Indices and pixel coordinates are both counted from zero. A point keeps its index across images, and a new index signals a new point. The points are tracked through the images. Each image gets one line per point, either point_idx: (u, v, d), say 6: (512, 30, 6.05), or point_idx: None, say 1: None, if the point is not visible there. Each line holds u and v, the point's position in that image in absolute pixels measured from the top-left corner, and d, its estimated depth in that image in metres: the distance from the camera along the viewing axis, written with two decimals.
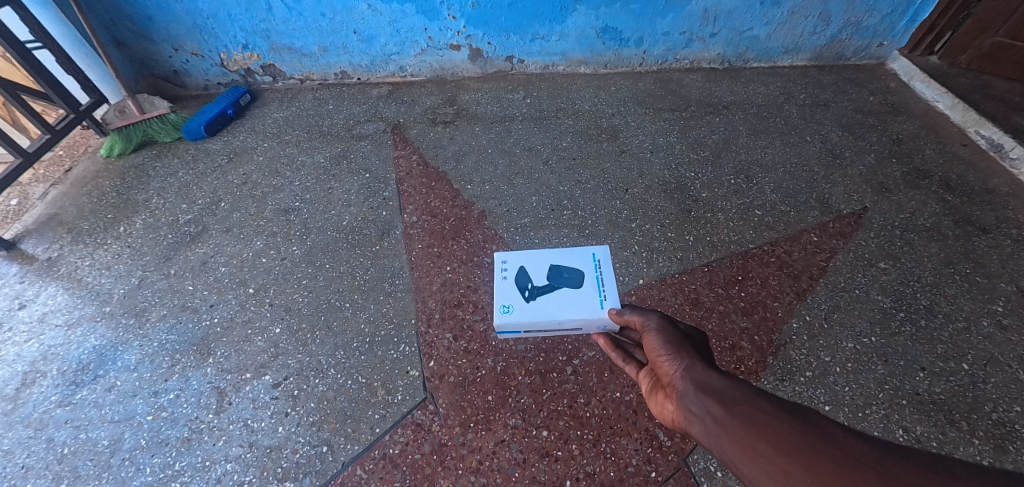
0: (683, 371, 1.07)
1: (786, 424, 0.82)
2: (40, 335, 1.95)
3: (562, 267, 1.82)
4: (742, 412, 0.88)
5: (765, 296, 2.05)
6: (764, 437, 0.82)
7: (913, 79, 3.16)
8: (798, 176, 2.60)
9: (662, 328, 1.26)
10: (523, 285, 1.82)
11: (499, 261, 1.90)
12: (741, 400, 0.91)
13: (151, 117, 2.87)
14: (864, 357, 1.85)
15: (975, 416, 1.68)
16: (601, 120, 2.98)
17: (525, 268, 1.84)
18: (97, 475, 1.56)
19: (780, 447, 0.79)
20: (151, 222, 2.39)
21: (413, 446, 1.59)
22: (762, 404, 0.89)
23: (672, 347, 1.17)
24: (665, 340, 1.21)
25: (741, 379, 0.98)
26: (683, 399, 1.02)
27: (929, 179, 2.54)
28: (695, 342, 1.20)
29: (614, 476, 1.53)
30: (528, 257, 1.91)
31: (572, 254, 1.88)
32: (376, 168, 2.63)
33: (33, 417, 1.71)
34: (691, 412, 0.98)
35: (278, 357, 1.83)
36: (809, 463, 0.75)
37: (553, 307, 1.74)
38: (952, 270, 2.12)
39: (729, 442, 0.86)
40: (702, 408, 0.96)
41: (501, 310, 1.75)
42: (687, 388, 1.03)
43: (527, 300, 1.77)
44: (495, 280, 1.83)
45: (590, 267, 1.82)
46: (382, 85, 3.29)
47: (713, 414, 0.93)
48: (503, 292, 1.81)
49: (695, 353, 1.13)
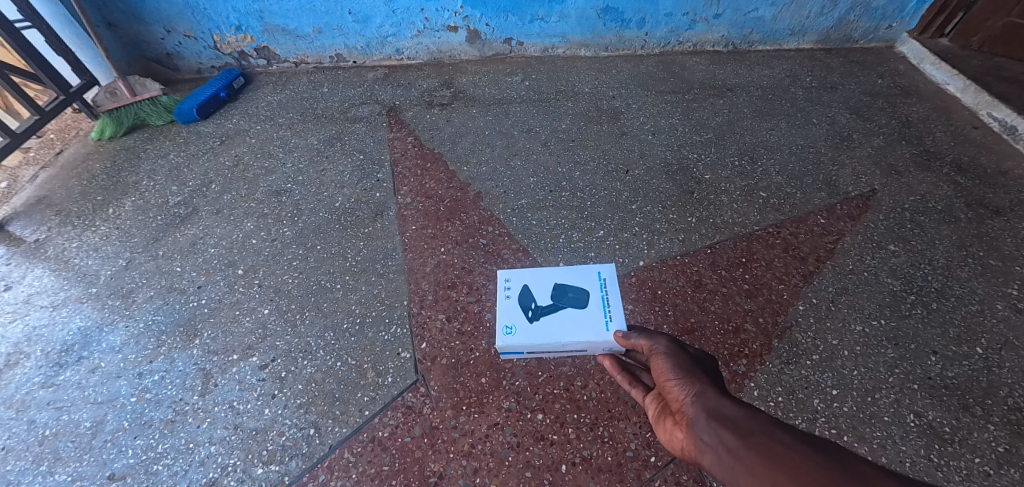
0: (693, 396, 0.96)
1: (813, 460, 0.70)
2: (24, 316, 1.90)
3: (567, 286, 1.71)
4: (761, 445, 0.76)
5: (770, 278, 1.98)
6: (786, 474, 0.70)
7: (923, 62, 3.06)
8: (804, 157, 2.52)
9: (671, 350, 1.14)
10: (526, 304, 1.69)
11: (501, 279, 1.78)
12: (761, 432, 0.79)
13: (143, 99, 2.79)
14: (873, 341, 1.78)
15: (990, 402, 1.60)
16: (601, 102, 2.90)
17: (529, 286, 1.72)
18: (78, 457, 1.52)
19: (804, 484, 0.67)
20: (140, 204, 2.34)
21: (402, 429, 1.54)
22: (785, 438, 0.77)
23: (682, 369, 1.06)
24: (674, 362, 1.09)
25: (759, 409, 0.86)
26: (693, 427, 0.90)
27: (941, 160, 2.45)
28: (708, 366, 1.08)
29: (612, 460, 1.46)
30: (530, 275, 1.79)
31: (577, 273, 1.77)
32: (370, 150, 2.57)
33: (15, 398, 1.67)
34: (702, 442, 0.87)
35: (266, 338, 1.79)
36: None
37: (557, 328, 1.61)
38: (965, 253, 2.04)
39: (746, 479, 0.74)
40: (715, 438, 0.84)
41: (504, 331, 1.61)
42: (698, 415, 0.91)
43: (530, 320, 1.64)
44: (497, 300, 1.70)
45: (596, 286, 1.71)
46: (378, 68, 3.22)
47: (727, 445, 0.81)
48: (505, 312, 1.68)
49: (708, 378, 1.01)
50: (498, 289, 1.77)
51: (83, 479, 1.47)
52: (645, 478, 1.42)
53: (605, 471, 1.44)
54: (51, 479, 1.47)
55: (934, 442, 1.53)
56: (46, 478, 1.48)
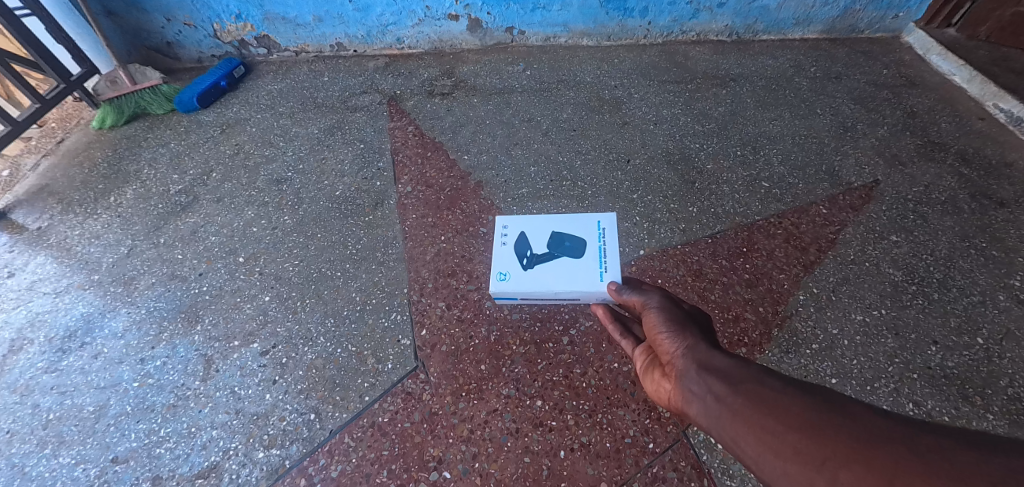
0: (684, 350, 1.00)
1: (798, 400, 0.75)
2: (28, 302, 1.91)
3: (565, 236, 1.73)
4: (748, 390, 0.81)
5: (771, 268, 1.97)
6: (772, 415, 0.75)
7: (929, 52, 3.02)
8: (807, 148, 2.50)
9: (664, 307, 1.18)
10: (523, 252, 1.75)
11: (500, 227, 1.83)
12: (749, 379, 0.84)
13: (143, 89, 2.78)
14: (873, 330, 1.77)
15: (990, 391, 1.60)
16: (603, 91, 2.88)
17: (525, 235, 1.76)
18: (81, 441, 1.54)
19: (791, 424, 0.72)
20: (141, 192, 2.35)
21: (402, 415, 1.55)
22: (771, 382, 0.82)
23: (674, 325, 1.09)
24: (666, 318, 1.13)
25: (747, 358, 0.90)
26: (684, 379, 0.95)
27: (945, 151, 2.43)
28: (699, 321, 1.12)
29: (610, 447, 1.47)
30: (530, 224, 1.83)
31: (577, 222, 1.79)
32: (371, 139, 2.57)
33: (20, 382, 1.69)
34: (691, 392, 0.92)
35: (267, 325, 1.80)
36: (823, 440, 0.67)
37: (550, 278, 1.66)
38: (968, 244, 2.03)
39: (730, 421, 0.80)
40: (704, 387, 0.89)
41: (498, 278, 1.69)
42: (688, 367, 0.96)
43: (525, 268, 1.70)
44: (494, 247, 1.77)
45: (593, 236, 1.72)
46: (379, 57, 3.20)
47: (715, 393, 0.86)
48: (501, 259, 1.74)
49: (698, 332, 1.06)
50: (497, 237, 1.82)
51: (88, 461, 1.49)
52: (643, 464, 1.43)
53: (603, 457, 1.45)
54: (56, 462, 1.49)
55: None
56: (51, 460, 1.50)
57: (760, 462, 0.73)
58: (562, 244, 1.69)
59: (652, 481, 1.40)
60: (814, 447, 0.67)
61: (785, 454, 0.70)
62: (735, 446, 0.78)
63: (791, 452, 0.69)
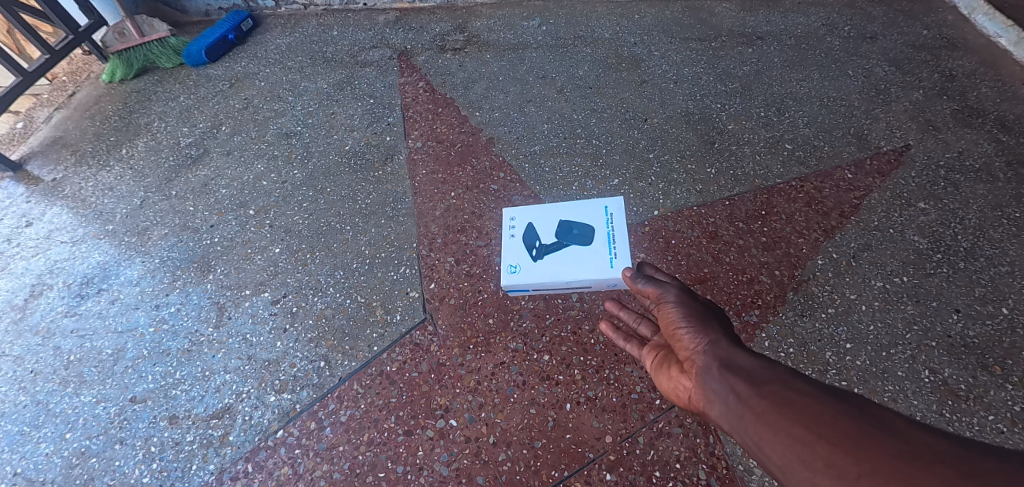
0: (705, 347, 0.97)
1: (832, 407, 0.69)
2: (46, 251, 1.95)
3: (574, 223, 1.66)
4: (774, 393, 0.76)
5: (790, 232, 1.91)
6: (801, 422, 0.69)
7: (975, 12, 2.81)
8: (835, 110, 2.38)
9: (682, 300, 1.13)
10: (533, 243, 1.66)
11: (506, 217, 1.76)
12: (775, 381, 0.79)
13: (150, 41, 2.72)
14: (893, 297, 1.72)
15: (1010, 362, 1.54)
16: (622, 48, 2.75)
17: (534, 226, 1.68)
18: (100, 381, 1.58)
19: (821, 432, 0.66)
20: (152, 144, 2.34)
21: (410, 365, 1.57)
22: (800, 386, 0.76)
23: (694, 320, 1.06)
24: (685, 312, 1.09)
25: (774, 359, 0.86)
26: (705, 377, 0.92)
27: (984, 117, 2.29)
28: (720, 316, 1.07)
29: (617, 401, 1.48)
30: (537, 213, 1.74)
31: (586, 208, 1.71)
32: (381, 94, 2.51)
33: (41, 325, 1.73)
34: (712, 391, 0.88)
35: (277, 275, 1.81)
36: (860, 452, 0.60)
37: (561, 268, 1.60)
38: (1001, 213, 1.92)
39: (752, 424, 0.75)
40: (726, 387, 0.85)
41: (509, 271, 1.61)
42: (710, 365, 0.92)
43: (536, 260, 1.62)
44: (503, 239, 1.69)
45: (602, 223, 1.64)
46: (389, 11, 3.08)
47: (738, 393, 0.82)
48: (511, 252, 1.66)
49: (721, 329, 1.02)
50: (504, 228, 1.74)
51: (107, 400, 1.54)
52: (649, 419, 1.43)
53: (609, 411, 1.46)
54: (78, 400, 1.55)
55: (947, 398, 1.48)
56: (72, 399, 1.55)
57: (787, 470, 0.67)
58: (572, 233, 1.62)
59: (657, 436, 1.40)
60: (849, 461, 0.60)
61: (815, 466, 0.63)
62: (759, 450, 0.73)
63: (823, 465, 0.63)
